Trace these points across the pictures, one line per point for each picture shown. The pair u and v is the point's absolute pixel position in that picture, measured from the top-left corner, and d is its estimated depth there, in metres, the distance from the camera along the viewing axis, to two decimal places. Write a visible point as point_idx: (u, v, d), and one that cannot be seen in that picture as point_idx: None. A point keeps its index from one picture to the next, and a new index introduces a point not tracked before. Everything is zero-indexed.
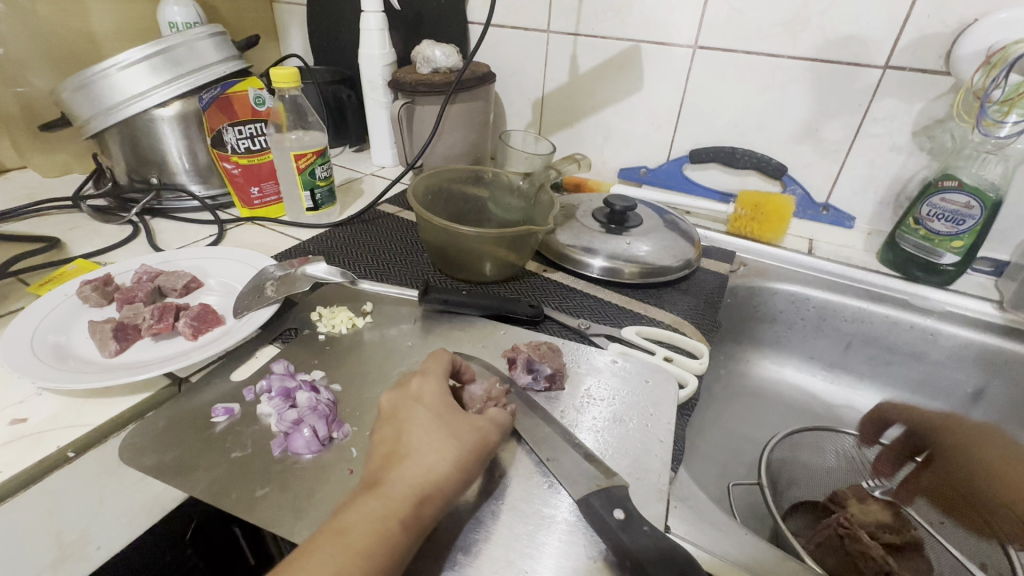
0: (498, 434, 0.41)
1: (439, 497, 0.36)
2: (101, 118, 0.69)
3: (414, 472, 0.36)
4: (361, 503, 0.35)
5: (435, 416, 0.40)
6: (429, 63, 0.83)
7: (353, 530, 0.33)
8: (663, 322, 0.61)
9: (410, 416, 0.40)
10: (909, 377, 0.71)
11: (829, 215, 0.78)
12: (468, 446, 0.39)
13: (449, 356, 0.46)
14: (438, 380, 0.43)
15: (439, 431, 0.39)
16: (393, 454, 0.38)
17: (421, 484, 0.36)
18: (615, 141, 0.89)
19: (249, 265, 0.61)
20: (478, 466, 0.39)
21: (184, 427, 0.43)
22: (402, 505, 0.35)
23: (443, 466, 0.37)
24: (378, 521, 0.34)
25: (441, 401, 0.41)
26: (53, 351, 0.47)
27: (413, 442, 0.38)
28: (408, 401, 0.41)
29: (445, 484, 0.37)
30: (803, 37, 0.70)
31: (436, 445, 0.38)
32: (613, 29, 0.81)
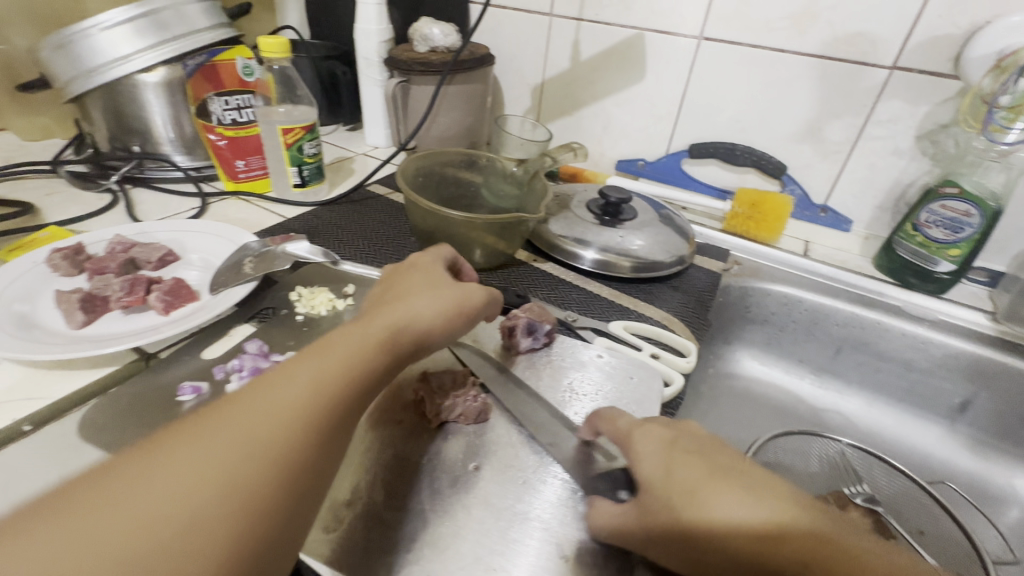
0: (486, 297, 0.45)
1: (416, 339, 0.40)
2: (82, 81, 0.66)
3: (398, 316, 0.39)
4: (288, 370, 0.34)
5: (425, 283, 0.43)
6: (426, 41, 0.81)
7: (304, 377, 0.33)
8: (652, 318, 0.60)
9: (402, 284, 0.43)
10: (897, 385, 0.71)
11: (827, 217, 0.77)
12: (455, 303, 0.42)
13: (450, 249, 0.50)
14: (433, 262, 0.47)
15: (430, 290, 0.42)
16: (382, 304, 0.41)
17: (404, 325, 0.39)
18: (613, 131, 0.88)
19: (229, 241, 0.59)
20: (462, 320, 0.43)
21: (147, 406, 0.40)
22: (327, 374, 0.34)
23: (427, 311, 0.41)
24: (341, 363, 0.35)
25: (433, 273, 0.45)
26: (15, 320, 0.45)
27: (401, 295, 0.42)
28: (403, 273, 0.45)
29: (431, 328, 0.41)
30: (810, 33, 0.68)
31: (424, 295, 0.42)
32: (617, 15, 0.79)
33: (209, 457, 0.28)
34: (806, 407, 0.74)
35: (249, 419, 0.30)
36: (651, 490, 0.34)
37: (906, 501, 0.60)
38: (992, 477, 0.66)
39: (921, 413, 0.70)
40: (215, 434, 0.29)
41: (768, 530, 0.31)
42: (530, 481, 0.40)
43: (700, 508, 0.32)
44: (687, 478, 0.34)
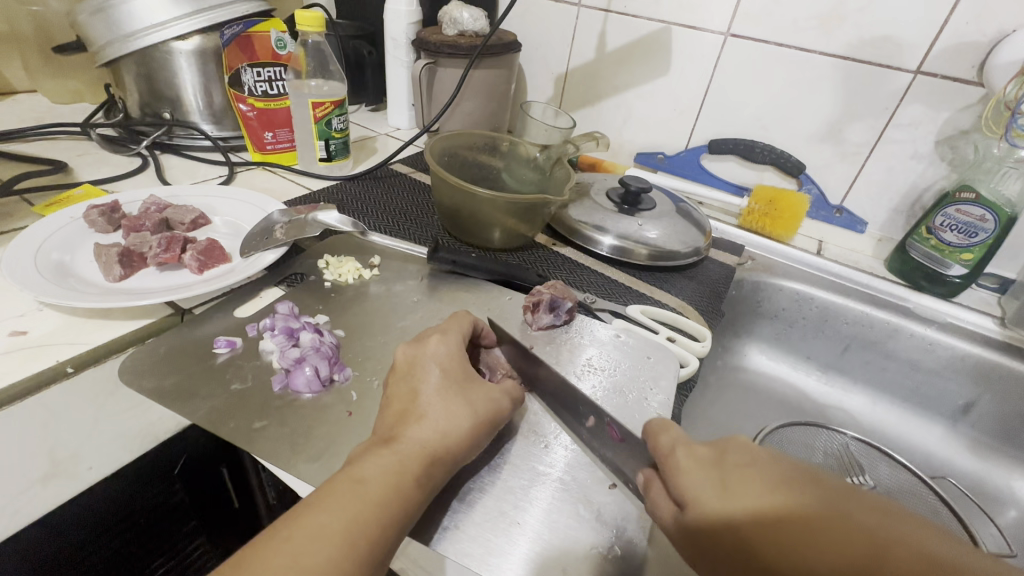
0: (510, 405, 0.41)
1: (448, 462, 0.36)
2: (118, 46, 0.67)
3: (429, 435, 0.36)
4: (378, 456, 0.34)
5: (449, 381, 0.39)
6: (455, 24, 0.82)
7: (368, 480, 0.32)
8: (668, 305, 0.61)
9: (424, 378, 0.39)
10: (903, 386, 0.72)
11: (842, 218, 0.78)
12: (483, 416, 0.38)
13: (470, 320, 0.45)
14: (457, 339, 0.43)
15: (456, 397, 0.38)
16: (408, 413, 0.37)
17: (435, 450, 0.35)
18: (634, 123, 0.89)
19: (258, 208, 0.61)
20: (490, 437, 0.39)
21: (187, 356, 0.43)
22: (415, 462, 0.34)
23: (457, 433, 0.37)
24: (393, 474, 0.33)
25: (456, 366, 0.41)
26: (56, 269, 0.46)
27: (426, 404, 0.38)
28: (423, 358, 0.41)
29: (460, 451, 0.36)
30: (837, 33, 0.69)
31: (450, 412, 0.37)
32: (646, 7, 0.79)
33: (325, 539, 0.29)
34: (811, 403, 0.76)
35: (357, 497, 0.31)
36: (691, 506, 0.31)
37: (905, 494, 0.61)
38: (991, 478, 0.67)
39: (925, 414, 0.72)
40: (324, 518, 0.30)
41: (824, 526, 0.27)
42: (553, 446, 0.42)
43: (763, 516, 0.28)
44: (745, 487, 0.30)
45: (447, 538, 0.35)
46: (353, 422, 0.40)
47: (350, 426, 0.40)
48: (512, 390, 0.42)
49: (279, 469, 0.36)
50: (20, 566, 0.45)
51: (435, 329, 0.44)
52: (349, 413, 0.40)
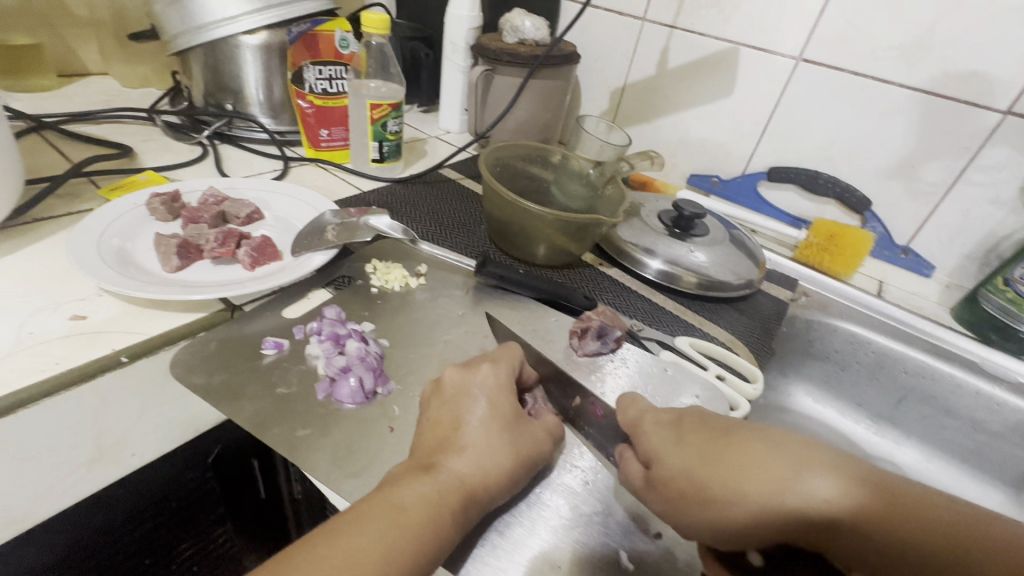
0: (551, 446, 0.39)
1: (485, 500, 0.35)
2: (190, 37, 0.69)
3: (469, 470, 0.35)
4: (417, 482, 0.33)
5: (495, 414, 0.38)
6: (516, 32, 0.81)
7: (407, 507, 0.31)
8: (716, 339, 0.59)
9: (470, 407, 0.38)
10: (962, 446, 0.67)
11: (908, 259, 0.74)
12: (524, 457, 0.37)
13: (520, 352, 0.44)
14: (506, 370, 0.41)
15: (500, 433, 0.37)
16: (448, 442, 0.36)
17: (472, 486, 0.34)
18: (690, 143, 0.86)
19: (311, 207, 0.61)
20: (528, 477, 0.38)
21: (235, 353, 0.44)
22: (454, 495, 0.33)
23: (498, 470, 0.35)
24: (431, 505, 0.32)
25: (503, 398, 0.39)
26: (116, 255, 0.47)
27: (469, 436, 0.36)
28: (470, 386, 0.39)
29: (497, 491, 0.35)
30: (920, 65, 0.65)
31: (492, 447, 0.36)
32: (714, 26, 0.77)
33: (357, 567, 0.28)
34: (858, 452, 0.72)
35: (393, 525, 0.30)
36: (650, 460, 0.38)
37: None
38: None
39: (983, 477, 0.67)
40: (358, 542, 0.29)
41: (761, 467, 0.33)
42: (593, 485, 0.41)
43: (704, 451, 0.35)
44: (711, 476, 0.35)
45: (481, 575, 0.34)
46: (394, 438, 0.39)
47: (391, 443, 0.39)
48: (552, 430, 0.41)
49: (318, 481, 0.36)
50: (61, 542, 0.46)
51: (486, 356, 0.43)
52: (391, 429, 0.40)
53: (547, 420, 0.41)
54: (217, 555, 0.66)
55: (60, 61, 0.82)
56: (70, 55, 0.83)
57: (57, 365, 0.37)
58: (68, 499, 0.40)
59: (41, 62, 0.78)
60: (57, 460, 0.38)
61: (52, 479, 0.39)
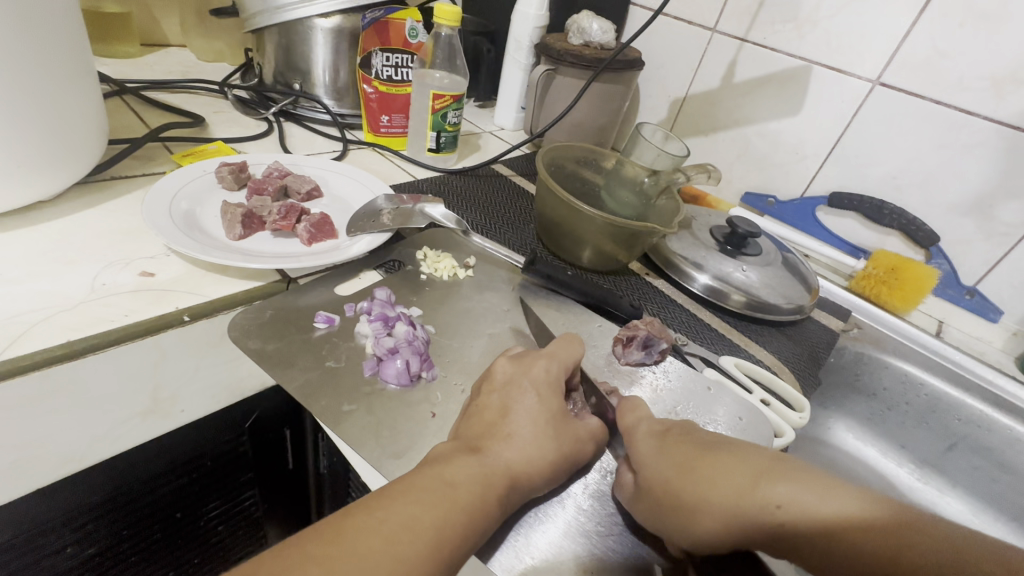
0: (592, 446, 0.39)
1: (526, 488, 0.35)
2: (267, 16, 0.72)
3: (515, 457, 0.35)
4: (465, 463, 0.33)
5: (544, 408, 0.38)
6: (582, 34, 0.81)
7: (457, 485, 0.31)
8: (762, 361, 0.57)
9: (519, 397, 0.38)
10: (1014, 504, 0.63)
11: (973, 301, 0.70)
12: (567, 453, 0.37)
13: (580, 351, 0.44)
14: (559, 366, 0.41)
15: (546, 426, 0.37)
16: (496, 428, 0.36)
17: (517, 473, 0.34)
18: (749, 160, 0.84)
19: (367, 189, 0.62)
20: (567, 474, 0.38)
21: (289, 324, 0.45)
22: (499, 480, 0.33)
23: (541, 462, 0.35)
24: (479, 485, 0.32)
25: (552, 394, 0.39)
26: (185, 219, 0.49)
27: (516, 425, 0.36)
28: (521, 379, 0.39)
29: (539, 481, 0.35)
30: (1009, 98, 0.61)
31: (538, 439, 0.36)
32: (787, 43, 0.75)
33: (411, 533, 0.28)
34: (898, 496, 0.69)
35: (444, 498, 0.30)
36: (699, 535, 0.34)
37: None
38: None
39: None
40: (411, 510, 0.29)
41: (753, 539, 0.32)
42: None
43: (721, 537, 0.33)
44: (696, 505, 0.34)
45: (510, 565, 0.34)
46: (434, 425, 0.40)
47: (431, 429, 0.39)
48: (596, 432, 0.40)
49: (359, 457, 0.37)
50: (107, 485, 0.49)
51: (541, 350, 0.43)
52: (432, 415, 0.40)
53: (591, 420, 0.41)
54: (242, 517, 0.68)
55: (142, 31, 0.86)
56: (154, 26, 0.87)
57: (127, 317, 0.39)
58: (119, 445, 0.42)
59: (127, 30, 0.82)
60: (116, 405, 0.40)
61: (108, 425, 0.41)
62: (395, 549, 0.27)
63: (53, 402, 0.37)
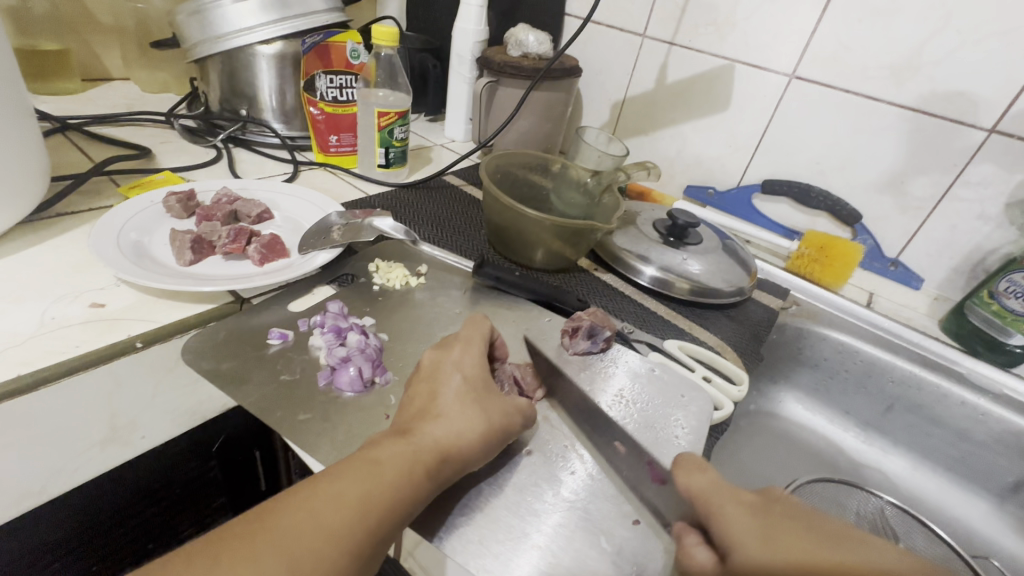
0: (522, 420, 0.41)
1: (460, 462, 0.37)
2: (208, 46, 0.72)
3: (442, 434, 0.37)
4: (394, 443, 0.35)
5: (467, 386, 0.40)
6: (520, 46, 0.84)
7: (386, 462, 0.34)
8: (705, 343, 0.61)
9: (443, 381, 0.40)
10: (949, 456, 0.69)
11: (897, 272, 0.75)
12: (495, 426, 0.39)
13: (492, 328, 0.46)
14: (479, 348, 0.44)
15: (472, 404, 0.39)
16: (424, 411, 0.38)
17: (447, 447, 0.36)
18: (687, 155, 0.89)
19: (318, 208, 0.64)
20: (501, 445, 0.40)
21: (244, 343, 0.46)
22: (428, 454, 0.35)
23: (470, 435, 0.37)
24: (407, 461, 0.34)
25: (476, 374, 0.42)
26: (133, 248, 0.50)
27: (443, 405, 0.39)
28: (444, 364, 0.42)
29: (470, 454, 0.37)
30: (908, 84, 0.67)
31: (465, 415, 0.38)
32: (711, 44, 0.80)
33: (336, 507, 0.30)
34: (845, 459, 0.73)
35: (370, 474, 0.32)
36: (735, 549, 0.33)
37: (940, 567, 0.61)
38: None
39: (971, 486, 0.68)
40: (337, 486, 0.31)
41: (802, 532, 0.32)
42: (574, 473, 0.43)
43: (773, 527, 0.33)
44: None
45: (464, 548, 0.36)
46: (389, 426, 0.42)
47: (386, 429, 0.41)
48: (524, 406, 0.42)
49: (318, 463, 0.39)
50: (71, 518, 0.49)
51: (459, 336, 0.45)
52: (387, 417, 0.42)
53: (519, 397, 0.43)
54: None
55: (83, 66, 0.86)
56: (94, 60, 0.87)
57: (78, 348, 0.40)
58: (79, 475, 0.43)
59: (67, 67, 0.82)
60: (74, 437, 0.41)
61: (66, 455, 0.41)
62: (320, 522, 0.29)
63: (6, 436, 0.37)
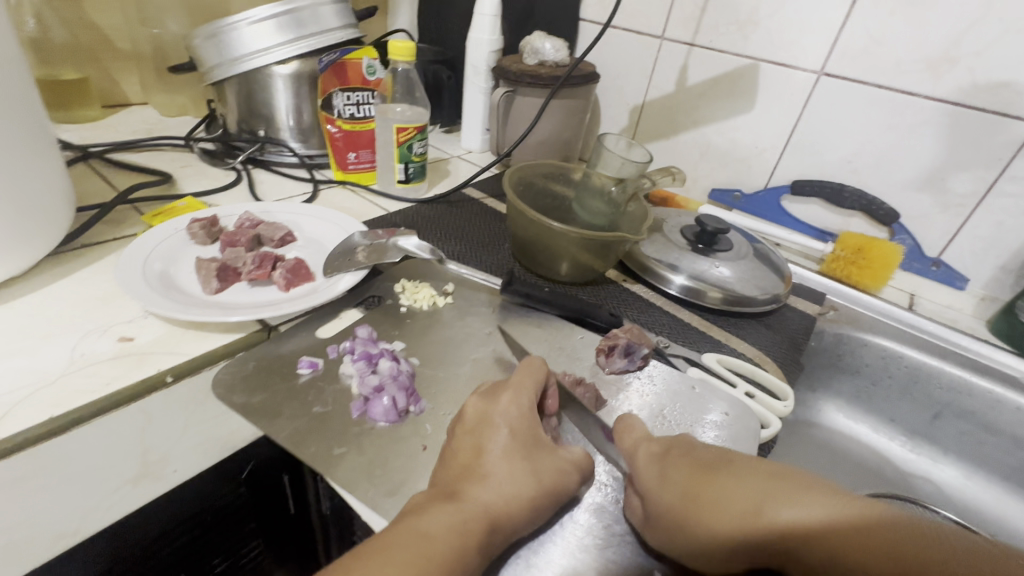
0: (577, 478, 0.39)
1: (508, 532, 0.35)
2: (224, 68, 0.72)
3: (491, 501, 0.35)
4: (442, 512, 0.34)
5: (516, 446, 0.39)
6: (536, 54, 0.83)
7: (432, 536, 0.32)
8: (744, 354, 0.58)
9: (492, 437, 0.39)
10: (1005, 465, 0.65)
11: (939, 271, 0.72)
12: (547, 488, 0.37)
13: (543, 372, 0.44)
14: (529, 398, 0.41)
15: (522, 464, 0.38)
16: (472, 471, 0.37)
17: (495, 516, 0.35)
18: (711, 158, 0.86)
19: (340, 228, 0.63)
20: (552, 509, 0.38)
21: (272, 374, 0.45)
22: (477, 526, 0.34)
23: (519, 502, 0.36)
24: (455, 535, 0.33)
25: (525, 429, 0.40)
26: (160, 279, 0.50)
27: (491, 465, 0.37)
28: (493, 417, 0.40)
29: (519, 521, 0.36)
30: (947, 77, 0.64)
31: (514, 478, 0.37)
32: (732, 43, 0.78)
33: None
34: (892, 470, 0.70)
35: (414, 553, 0.31)
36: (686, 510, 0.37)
37: None
38: None
39: None
40: (382, 569, 0.30)
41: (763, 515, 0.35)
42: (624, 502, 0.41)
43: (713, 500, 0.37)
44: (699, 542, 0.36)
45: None
46: (426, 457, 0.40)
47: (423, 462, 0.40)
48: (580, 462, 0.40)
49: (355, 500, 0.37)
50: (103, 554, 0.48)
51: (508, 382, 0.43)
52: (423, 448, 0.41)
53: (573, 450, 0.41)
54: (247, 569, 0.67)
55: (102, 93, 0.87)
56: (113, 87, 0.88)
57: (109, 385, 0.39)
58: (112, 514, 0.42)
59: (87, 94, 0.83)
60: (106, 477, 0.40)
61: (99, 495, 0.40)
62: None
63: (39, 479, 0.37)
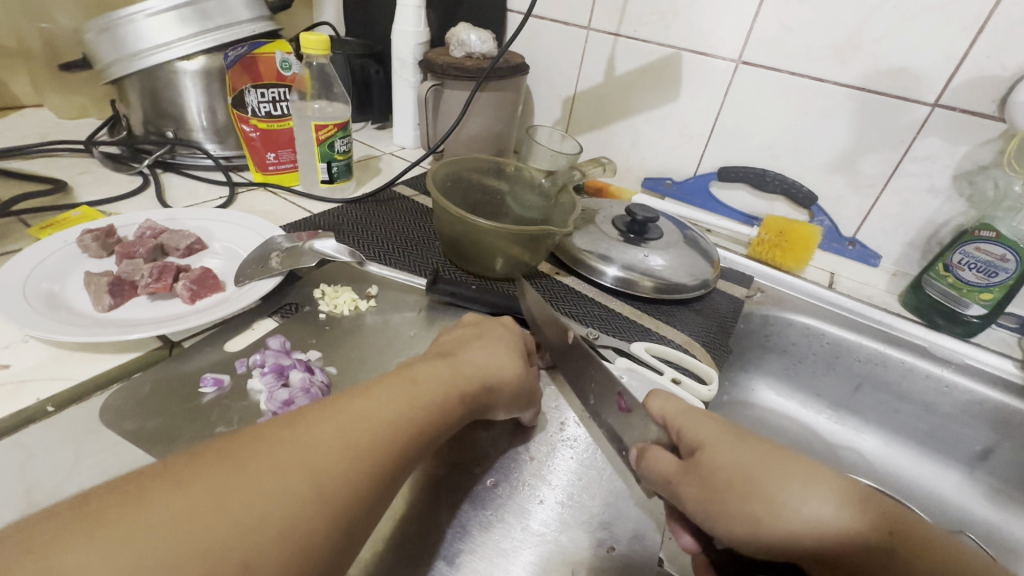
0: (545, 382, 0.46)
1: (487, 396, 0.40)
2: (122, 65, 0.67)
3: (482, 367, 0.40)
4: (434, 368, 0.38)
5: (508, 339, 0.45)
6: (463, 46, 0.81)
7: (423, 383, 0.36)
8: (673, 341, 0.59)
9: (490, 331, 0.45)
10: (919, 430, 0.69)
11: (855, 250, 0.76)
12: (527, 373, 0.43)
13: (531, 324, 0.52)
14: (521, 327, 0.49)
15: (510, 350, 0.44)
16: (465, 348, 0.42)
17: (485, 378, 0.40)
18: (642, 148, 0.87)
19: (256, 232, 0.59)
20: (523, 392, 0.43)
21: (170, 395, 0.41)
22: (466, 380, 0.38)
23: (503, 373, 0.41)
24: (444, 385, 0.37)
25: (516, 332, 0.47)
26: (44, 299, 0.45)
27: (481, 346, 0.43)
28: (490, 322, 0.47)
29: (499, 390, 0.41)
30: (852, 63, 0.67)
31: (503, 356, 0.43)
32: (655, 33, 0.79)
33: (358, 425, 0.31)
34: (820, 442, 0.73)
35: (409, 392, 0.35)
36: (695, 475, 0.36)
37: None
38: (1008, 530, 0.65)
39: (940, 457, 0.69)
40: (370, 402, 0.32)
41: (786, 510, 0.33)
42: (547, 503, 0.41)
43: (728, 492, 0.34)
44: (738, 521, 0.34)
45: None
46: None
47: None
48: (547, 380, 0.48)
49: None
50: None
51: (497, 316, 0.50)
52: None
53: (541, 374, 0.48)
54: None
55: None
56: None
57: None
58: None
59: None
60: None
61: None
62: (332, 443, 0.29)
63: None
